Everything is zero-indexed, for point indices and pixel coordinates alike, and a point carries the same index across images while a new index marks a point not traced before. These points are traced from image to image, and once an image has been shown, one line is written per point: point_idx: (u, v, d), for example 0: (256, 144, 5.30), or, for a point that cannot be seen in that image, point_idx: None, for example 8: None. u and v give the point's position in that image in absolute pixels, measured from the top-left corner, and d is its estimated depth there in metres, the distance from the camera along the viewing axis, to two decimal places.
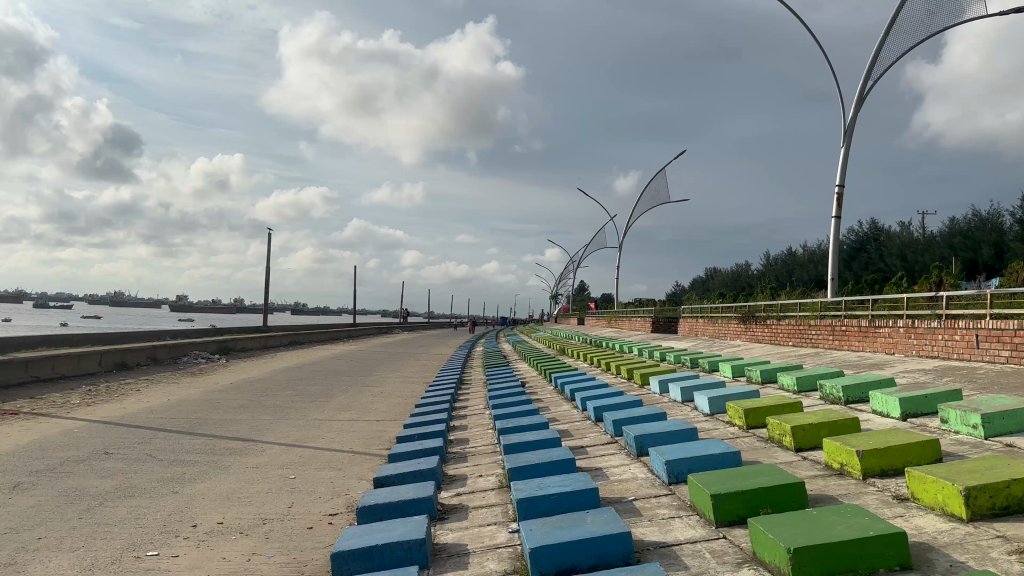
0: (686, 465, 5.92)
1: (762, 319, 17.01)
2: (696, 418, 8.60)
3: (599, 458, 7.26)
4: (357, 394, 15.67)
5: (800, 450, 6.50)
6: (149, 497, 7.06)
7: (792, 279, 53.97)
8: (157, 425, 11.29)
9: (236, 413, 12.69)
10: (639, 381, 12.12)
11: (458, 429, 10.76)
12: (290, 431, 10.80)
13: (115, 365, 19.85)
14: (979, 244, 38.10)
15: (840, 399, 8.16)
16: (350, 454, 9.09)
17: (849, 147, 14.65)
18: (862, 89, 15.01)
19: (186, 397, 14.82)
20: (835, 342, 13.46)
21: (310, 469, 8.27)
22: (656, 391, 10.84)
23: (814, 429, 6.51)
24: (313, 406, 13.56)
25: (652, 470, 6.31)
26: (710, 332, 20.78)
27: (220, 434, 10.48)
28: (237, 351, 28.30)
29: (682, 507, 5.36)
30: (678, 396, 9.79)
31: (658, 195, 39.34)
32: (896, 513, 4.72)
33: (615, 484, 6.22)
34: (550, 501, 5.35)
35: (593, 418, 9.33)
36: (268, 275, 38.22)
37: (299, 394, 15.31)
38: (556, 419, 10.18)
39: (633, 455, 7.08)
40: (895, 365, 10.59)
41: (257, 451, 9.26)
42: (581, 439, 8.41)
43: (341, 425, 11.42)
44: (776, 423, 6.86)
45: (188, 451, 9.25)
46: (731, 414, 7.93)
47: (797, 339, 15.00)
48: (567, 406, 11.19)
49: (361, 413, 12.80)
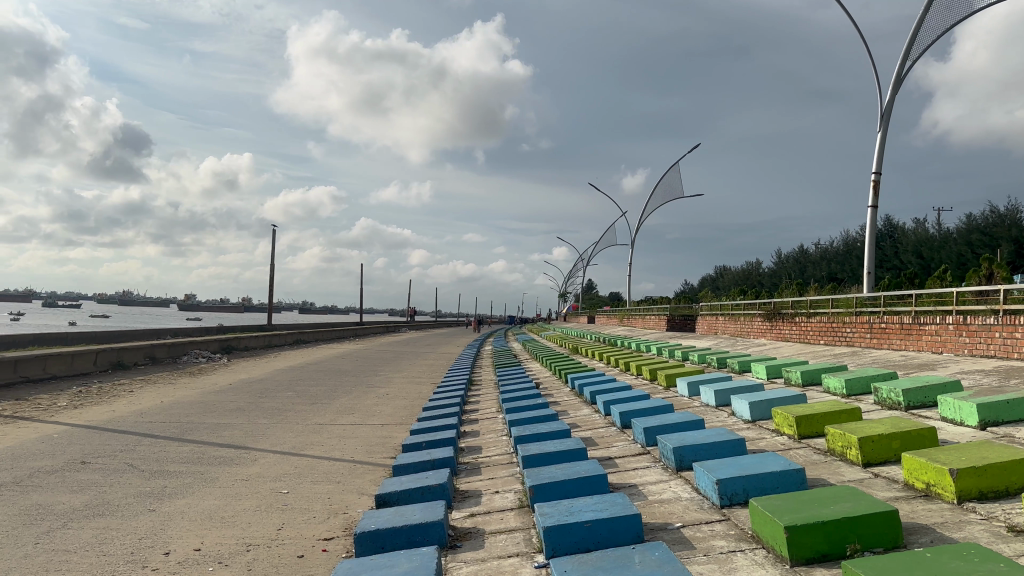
0: (740, 484, 5.05)
1: (789, 316, 16.11)
2: (736, 426, 7.72)
3: (632, 473, 6.37)
4: (362, 395, 14.84)
5: (869, 466, 5.62)
6: (119, 516, 6.19)
7: (805, 276, 53.01)
8: (145, 430, 10.46)
9: (232, 416, 11.84)
10: (664, 382, 11.21)
11: (469, 435, 9.91)
12: (287, 437, 9.94)
13: (110, 365, 19.05)
14: (996, 241, 37.02)
15: (900, 404, 7.26)
16: (350, 464, 8.21)
17: (886, 131, 13.76)
18: (900, 70, 14.12)
19: (181, 398, 13.98)
20: (873, 341, 12.53)
21: (305, 482, 7.40)
22: (686, 394, 9.95)
23: (885, 441, 5.62)
24: (314, 409, 12.71)
25: (699, 489, 5.43)
26: (731, 330, 19.89)
27: (210, 440, 9.64)
28: (241, 350, 27.51)
29: (743, 538, 4.47)
30: (712, 400, 8.89)
31: (671, 190, 38.51)
32: (1018, 551, 3.82)
33: (656, 506, 5.33)
34: (582, 529, 4.48)
35: (618, 424, 8.43)
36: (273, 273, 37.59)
37: (300, 397, 14.48)
38: (577, 425, 9.29)
39: (671, 470, 6.20)
40: (947, 366, 9.68)
41: (248, 460, 8.40)
42: (608, 449, 7.51)
43: (343, 430, 10.55)
44: (837, 433, 5.98)
45: (173, 460, 8.40)
46: (779, 421, 7.04)
47: (831, 338, 14.04)
48: (588, 410, 10.33)
49: (365, 417, 11.95)
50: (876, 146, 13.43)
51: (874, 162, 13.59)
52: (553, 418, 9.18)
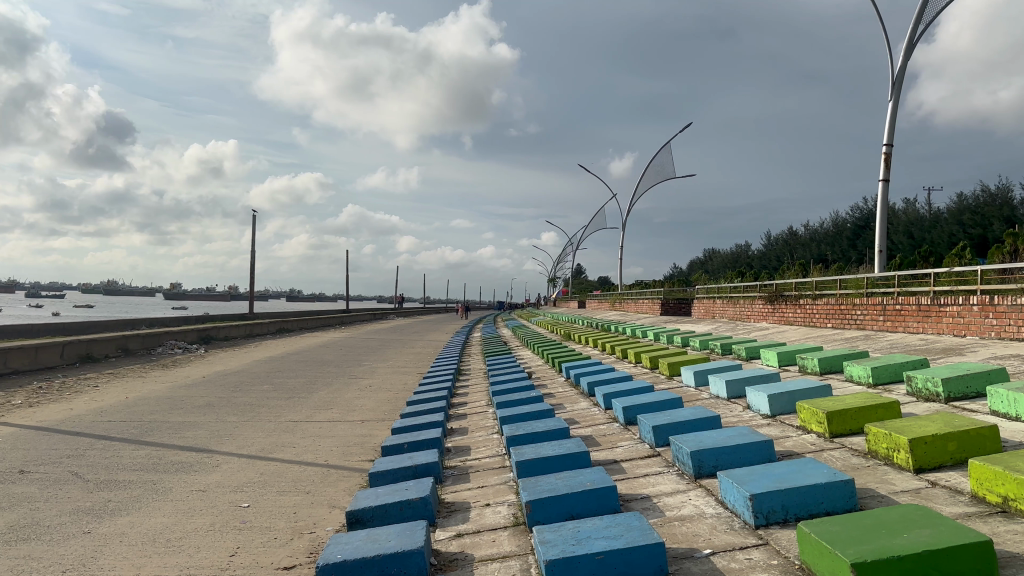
0: (778, 500, 4.27)
1: (793, 298, 15.33)
2: (754, 422, 6.91)
3: (643, 480, 5.53)
4: (343, 388, 13.94)
5: (922, 472, 4.81)
6: (44, 541, 5.29)
7: (794, 258, 52.38)
8: (101, 431, 9.54)
9: (200, 414, 10.92)
10: (667, 371, 10.37)
11: (456, 432, 9.06)
12: (257, 437, 9.05)
13: (78, 358, 18.06)
14: (989, 220, 36.30)
15: (939, 396, 6.46)
16: (323, 470, 7.32)
17: (897, 101, 12.95)
18: (912, 34, 13.31)
19: (149, 393, 13.06)
20: (886, 324, 11.75)
21: (270, 493, 6.54)
22: (693, 384, 9.12)
23: (939, 443, 4.80)
24: (291, 404, 11.82)
25: (726, 503, 4.62)
26: (730, 314, 19.13)
27: (170, 443, 8.75)
28: (221, 340, 26.52)
29: (789, 571, 3.65)
30: (724, 393, 8.08)
31: (662, 171, 37.71)
32: None
33: (678, 526, 4.51)
34: (593, 562, 3.66)
35: (621, 420, 7.59)
36: (255, 262, 36.58)
37: (276, 390, 13.59)
38: (575, 422, 8.45)
39: (687, 477, 5.39)
40: (975, 350, 8.89)
41: (208, 467, 7.51)
42: (611, 450, 6.67)
43: (318, 428, 9.67)
44: (880, 434, 5.17)
45: (124, 467, 7.49)
46: (807, 417, 6.25)
47: (840, 321, 13.24)
48: (585, 403, 9.51)
49: (345, 412, 11.08)
50: (887, 116, 12.62)
51: (886, 134, 12.78)
52: (549, 414, 8.31)
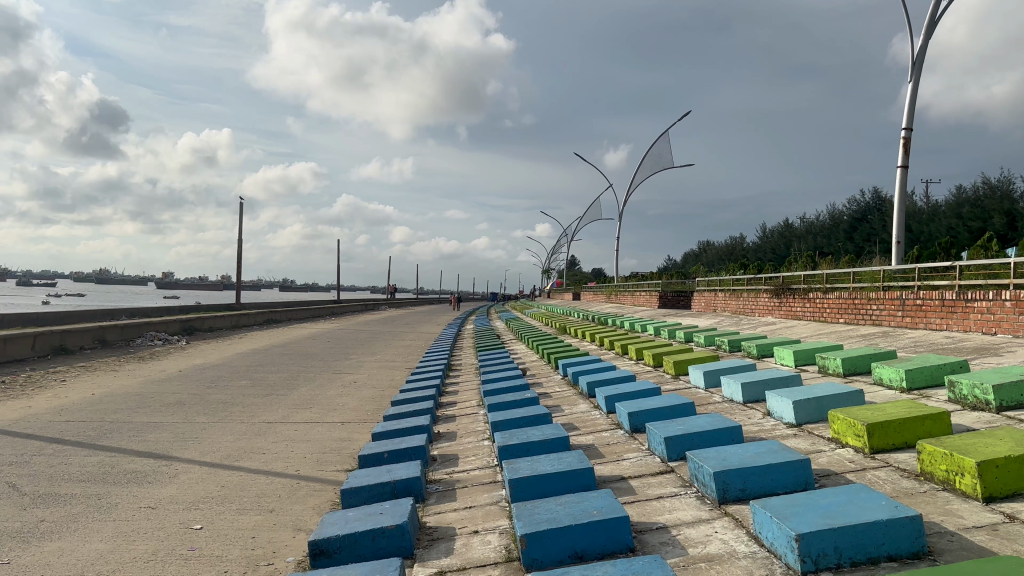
0: (830, 541, 3.48)
1: (802, 291, 14.56)
2: (776, 431, 6.15)
3: (658, 504, 4.76)
4: (326, 385, 13.11)
5: (992, 501, 4.02)
6: None
7: (790, 251, 51.63)
8: (54, 433, 8.68)
9: (167, 412, 10.08)
10: (672, 370, 9.60)
11: (443, 437, 8.28)
12: (224, 441, 8.23)
13: (50, 350, 17.14)
14: (989, 214, 35.43)
15: (989, 404, 5.68)
16: (291, 483, 6.50)
17: (918, 82, 12.15)
18: (934, 11, 12.51)
19: (116, 390, 12.19)
20: (906, 320, 10.98)
21: (229, 511, 5.73)
22: (703, 385, 8.34)
23: (1014, 466, 4.02)
24: (267, 403, 10.99)
25: (762, 541, 3.83)
26: (732, 308, 18.37)
27: (127, 447, 7.92)
28: (204, 332, 25.62)
29: None
30: (739, 396, 7.30)
31: (659, 160, 36.82)
32: None
33: (705, 570, 3.72)
34: None
35: (627, 428, 6.82)
36: (240, 252, 35.59)
37: (254, 387, 12.76)
38: (574, 427, 7.65)
39: (709, 500, 4.63)
40: (1012, 350, 8.11)
41: (162, 478, 6.67)
42: (617, 463, 5.89)
43: (293, 431, 8.84)
44: (937, 453, 4.39)
45: (68, 477, 6.65)
46: (841, 429, 5.48)
47: (854, 316, 12.45)
48: (585, 404, 8.74)
49: (325, 412, 10.26)
50: (907, 98, 11.84)
51: (905, 117, 11.99)
52: (547, 419, 7.41)
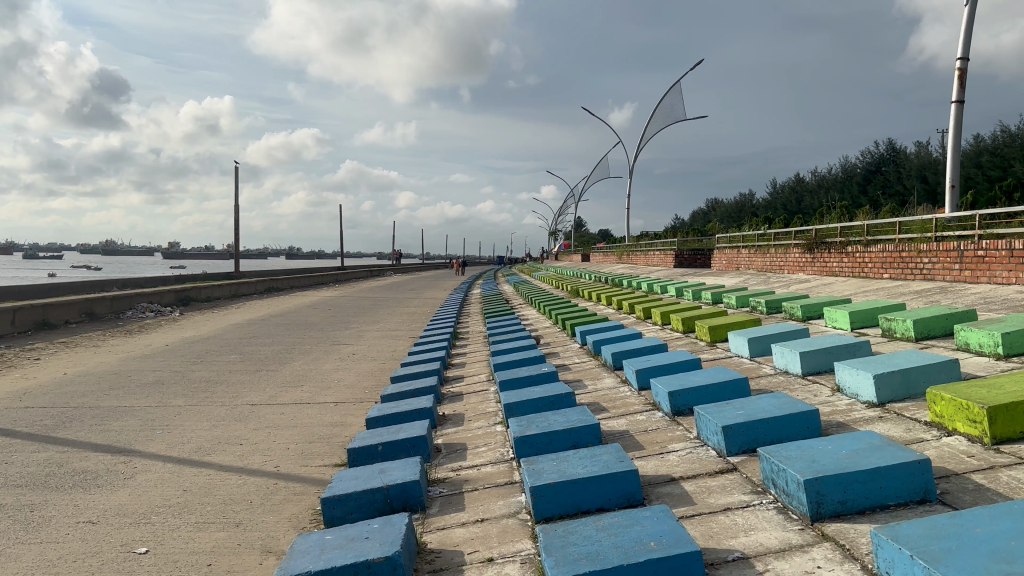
0: None
1: (838, 245, 13.36)
2: (855, 413, 5.02)
3: (727, 522, 3.64)
4: (322, 358, 12.01)
5: None
6: None
7: (803, 206, 50.13)
8: (7, 422, 7.62)
9: (143, 395, 9.02)
10: (707, 337, 8.48)
11: (450, 419, 7.20)
12: (198, 430, 7.15)
13: (31, 325, 16.05)
14: (1008, 162, 33.84)
15: None
16: (268, 485, 5.41)
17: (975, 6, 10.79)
18: None
19: (92, 369, 11.10)
20: (965, 274, 9.79)
21: (187, 526, 4.64)
22: (748, 354, 7.22)
23: None
24: (255, 380, 9.90)
25: None
26: (757, 266, 17.21)
27: (83, 439, 6.84)
28: (200, 302, 24.53)
29: None
30: (798, 368, 6.15)
31: (672, 114, 35.26)
32: None
33: None
34: None
35: (667, 409, 5.68)
36: (237, 221, 34.29)
37: (244, 362, 11.66)
38: (602, 407, 6.54)
39: (798, 517, 3.51)
40: None
41: (113, 480, 5.58)
42: (663, 458, 4.77)
43: (279, 415, 7.75)
44: None
45: (3, 481, 5.57)
46: (949, 410, 4.33)
47: (901, 271, 11.26)
48: (611, 379, 7.63)
49: (318, 390, 9.19)
50: (963, 25, 10.51)
51: (961, 47, 10.66)
52: (569, 400, 6.28)
